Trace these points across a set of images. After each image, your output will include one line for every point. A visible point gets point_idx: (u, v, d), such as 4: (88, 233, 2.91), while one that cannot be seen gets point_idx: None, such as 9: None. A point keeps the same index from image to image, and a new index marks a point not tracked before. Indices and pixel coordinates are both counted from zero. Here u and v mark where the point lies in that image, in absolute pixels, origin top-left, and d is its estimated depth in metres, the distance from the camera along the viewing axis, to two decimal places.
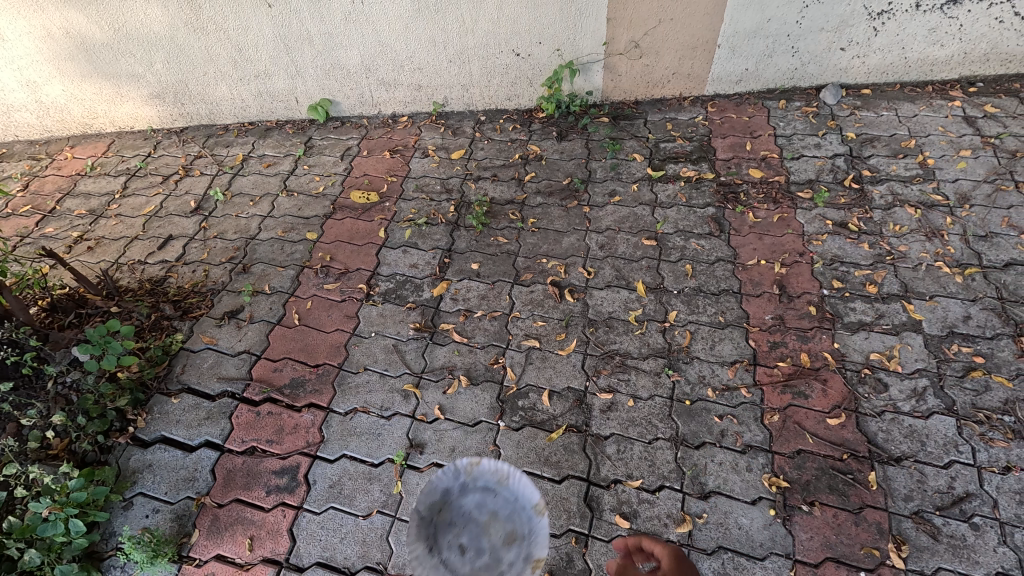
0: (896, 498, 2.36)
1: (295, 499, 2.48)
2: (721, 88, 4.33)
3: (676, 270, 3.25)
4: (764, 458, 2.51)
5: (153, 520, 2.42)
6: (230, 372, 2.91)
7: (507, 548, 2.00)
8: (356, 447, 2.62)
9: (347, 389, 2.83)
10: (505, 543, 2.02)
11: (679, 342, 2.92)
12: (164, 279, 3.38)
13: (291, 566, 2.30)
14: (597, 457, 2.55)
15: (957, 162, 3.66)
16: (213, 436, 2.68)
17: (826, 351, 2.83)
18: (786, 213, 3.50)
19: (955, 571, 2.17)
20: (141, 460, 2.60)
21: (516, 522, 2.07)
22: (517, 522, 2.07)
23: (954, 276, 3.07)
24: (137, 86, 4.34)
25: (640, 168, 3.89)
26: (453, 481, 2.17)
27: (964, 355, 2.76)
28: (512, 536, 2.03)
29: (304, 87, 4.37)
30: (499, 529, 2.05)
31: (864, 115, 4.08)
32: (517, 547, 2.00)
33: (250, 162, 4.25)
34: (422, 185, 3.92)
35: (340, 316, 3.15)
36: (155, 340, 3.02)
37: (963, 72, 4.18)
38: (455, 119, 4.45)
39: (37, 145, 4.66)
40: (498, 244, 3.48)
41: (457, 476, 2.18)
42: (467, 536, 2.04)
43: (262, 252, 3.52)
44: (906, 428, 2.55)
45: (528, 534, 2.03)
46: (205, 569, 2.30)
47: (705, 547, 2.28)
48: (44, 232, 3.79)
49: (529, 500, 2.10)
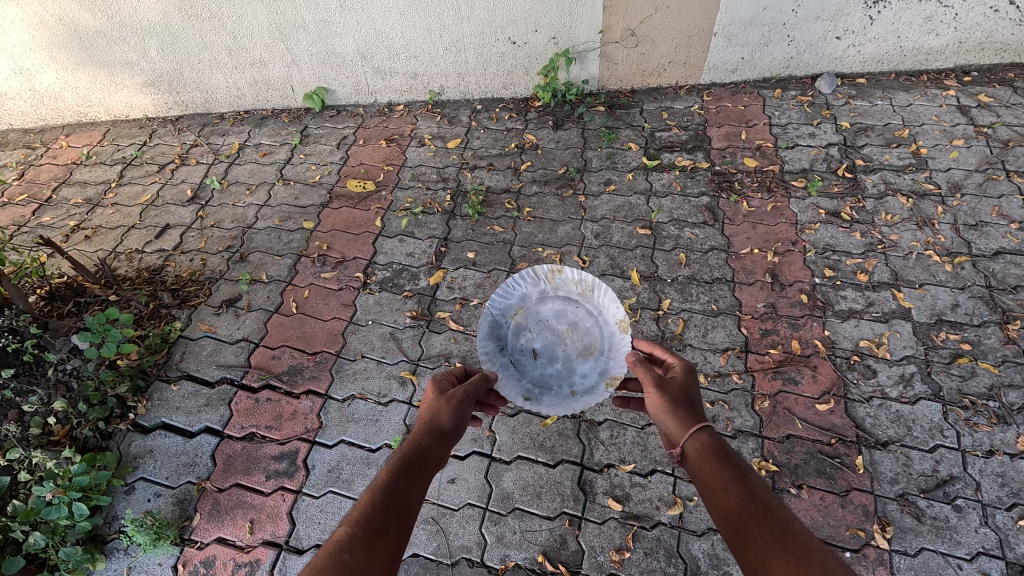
0: (882, 482, 2.42)
1: (294, 483, 2.52)
2: (717, 77, 4.34)
3: (670, 258, 3.28)
4: (754, 443, 2.56)
5: (155, 504, 2.47)
6: (228, 360, 2.94)
7: (584, 360, 2.26)
8: (354, 433, 2.67)
9: (344, 377, 2.86)
10: (581, 354, 2.27)
11: (672, 330, 2.96)
12: (161, 268, 3.39)
13: (291, 548, 2.35)
14: (591, 442, 2.60)
15: (950, 151, 3.68)
16: (213, 422, 2.72)
17: (816, 339, 2.87)
18: (780, 202, 3.52)
19: (937, 551, 2.24)
20: (142, 446, 2.65)
21: (595, 335, 2.27)
22: (592, 337, 2.28)
23: (944, 265, 3.11)
24: (132, 74, 4.32)
25: (635, 158, 3.90)
26: (535, 291, 2.33)
27: (951, 342, 2.81)
28: (588, 349, 2.27)
29: (299, 76, 4.35)
30: (576, 342, 2.28)
31: (859, 104, 4.09)
32: (592, 360, 2.25)
33: (246, 151, 4.24)
34: (418, 174, 3.93)
35: (337, 304, 3.18)
36: (153, 328, 3.05)
37: (958, 61, 4.19)
38: (451, 108, 4.45)
39: (32, 134, 4.64)
40: (494, 233, 3.50)
41: (538, 285, 2.33)
42: (542, 343, 2.28)
43: (259, 241, 3.53)
44: (893, 413, 2.61)
45: (606, 349, 2.25)
46: (206, 551, 2.35)
47: (695, 529, 2.34)
48: (41, 221, 3.79)
49: (612, 316, 2.26)
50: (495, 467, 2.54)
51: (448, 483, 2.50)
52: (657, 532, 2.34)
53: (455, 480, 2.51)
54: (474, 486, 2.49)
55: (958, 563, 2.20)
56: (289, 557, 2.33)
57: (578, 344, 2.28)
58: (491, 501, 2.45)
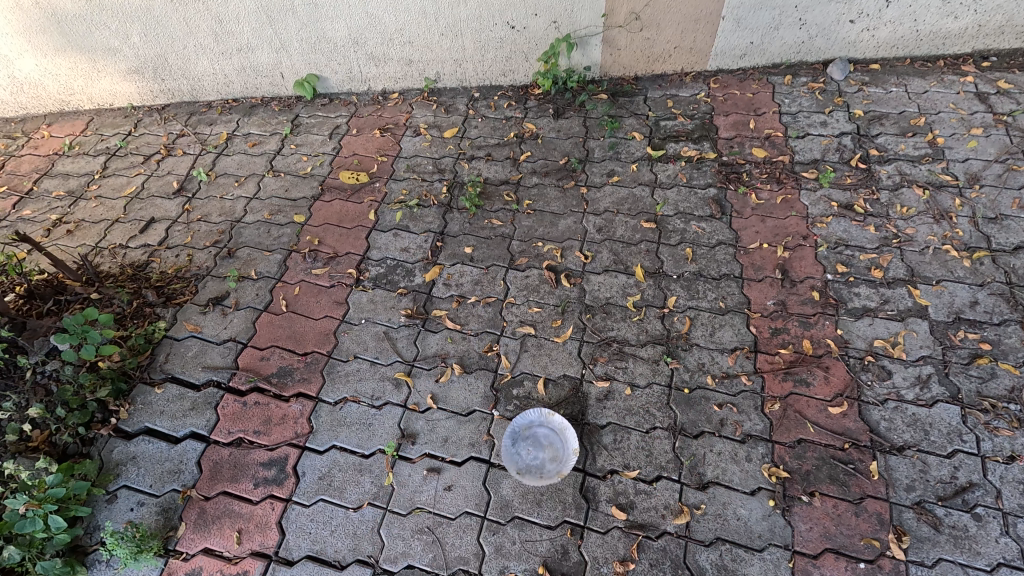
0: (898, 488, 2.31)
1: (284, 491, 2.42)
2: (725, 63, 4.17)
3: (675, 254, 3.15)
4: (764, 448, 2.45)
5: (138, 514, 2.37)
6: (215, 361, 2.82)
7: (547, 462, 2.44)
8: (346, 438, 2.55)
9: (336, 378, 2.75)
10: (549, 458, 2.44)
11: (678, 329, 2.84)
12: (146, 264, 3.26)
13: (280, 559, 2.25)
14: (593, 448, 2.49)
15: (968, 141, 3.53)
16: (199, 427, 2.61)
17: (829, 338, 2.75)
18: (790, 194, 3.38)
19: (956, 562, 2.14)
20: (125, 452, 2.54)
21: (560, 445, 2.46)
22: (563, 448, 2.45)
23: (962, 260, 2.98)
24: (114, 60, 4.15)
25: (639, 148, 3.75)
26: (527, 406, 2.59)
27: (970, 342, 2.69)
28: (553, 455, 2.45)
29: (289, 62, 4.18)
30: (548, 447, 2.47)
31: (873, 91, 3.93)
32: (554, 464, 2.42)
33: (235, 141, 4.09)
34: (413, 165, 3.78)
35: (329, 302, 3.05)
36: (137, 328, 2.92)
37: (976, 46, 4.02)
38: (448, 96, 4.28)
39: (13, 123, 4.48)
40: (493, 227, 3.36)
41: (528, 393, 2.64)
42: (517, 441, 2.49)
43: (248, 235, 3.40)
44: (909, 416, 2.49)
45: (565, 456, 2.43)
46: (192, 563, 2.25)
47: (702, 539, 2.24)
48: (22, 215, 3.65)
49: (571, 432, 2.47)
50: (493, 473, 2.43)
51: (444, 491, 2.39)
52: (663, 542, 2.23)
53: (452, 488, 2.40)
54: (472, 494, 2.38)
55: (978, 575, 2.11)
56: (278, 569, 2.23)
57: (550, 450, 2.46)
58: (489, 510, 2.34)
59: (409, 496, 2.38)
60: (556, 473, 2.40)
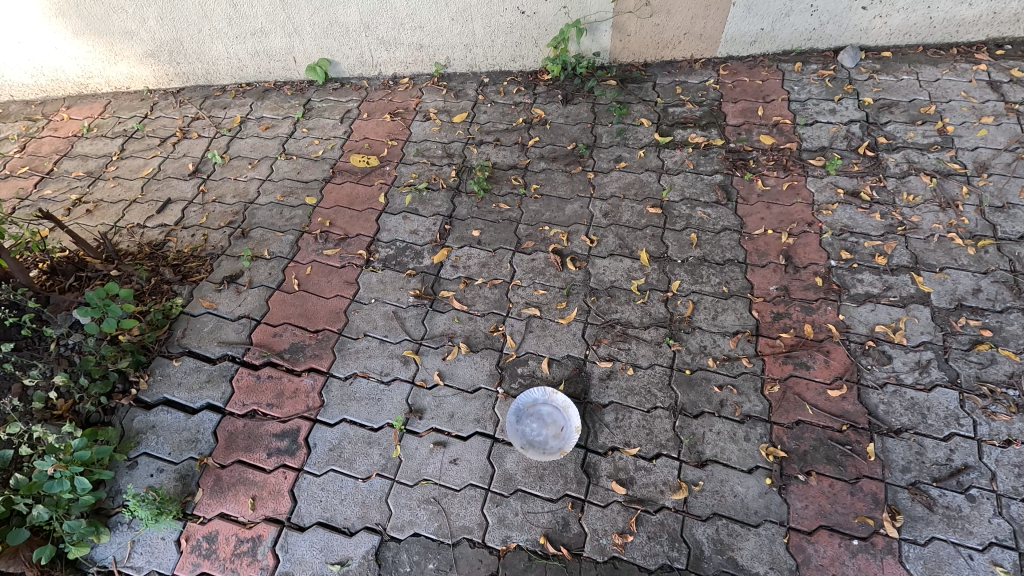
0: (894, 470, 2.36)
1: (295, 461, 2.51)
2: (734, 50, 4.16)
3: (681, 239, 3.19)
4: (762, 428, 2.50)
5: (157, 479, 2.48)
6: (230, 337, 2.91)
7: (552, 440, 2.50)
8: (356, 412, 2.64)
9: (346, 355, 2.83)
10: (553, 436, 2.51)
11: (681, 312, 2.88)
12: (163, 243, 3.35)
13: (292, 525, 2.35)
14: (595, 425, 2.55)
15: (978, 129, 3.52)
16: (214, 399, 2.71)
17: (830, 323, 2.79)
18: (796, 181, 3.40)
19: (948, 541, 2.18)
20: (145, 421, 2.64)
21: (563, 421, 2.53)
22: (566, 425, 2.52)
23: (967, 248, 2.99)
24: (130, 44, 4.23)
25: (647, 134, 3.77)
26: (530, 386, 2.63)
27: (971, 328, 2.71)
28: (557, 433, 2.52)
29: (302, 46, 4.23)
30: (552, 426, 2.53)
31: (883, 79, 3.92)
32: (558, 441, 2.49)
33: (248, 124, 4.16)
34: (422, 149, 3.83)
35: (340, 282, 3.13)
36: (155, 304, 3.02)
37: (990, 33, 3.99)
38: (458, 81, 4.32)
39: (32, 106, 4.57)
40: (500, 211, 3.41)
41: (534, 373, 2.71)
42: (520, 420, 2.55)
43: (261, 216, 3.48)
44: (907, 400, 2.53)
45: (568, 432, 2.50)
46: (208, 527, 2.36)
47: (700, 514, 2.30)
48: (43, 194, 3.76)
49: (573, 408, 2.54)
50: (497, 448, 2.51)
51: (450, 464, 2.47)
52: (661, 516, 2.30)
53: (457, 461, 2.48)
54: (476, 467, 2.46)
55: (969, 553, 2.15)
56: (290, 534, 2.33)
57: (553, 427, 2.53)
58: (493, 482, 2.42)
59: (416, 468, 2.47)
60: (561, 450, 2.47)
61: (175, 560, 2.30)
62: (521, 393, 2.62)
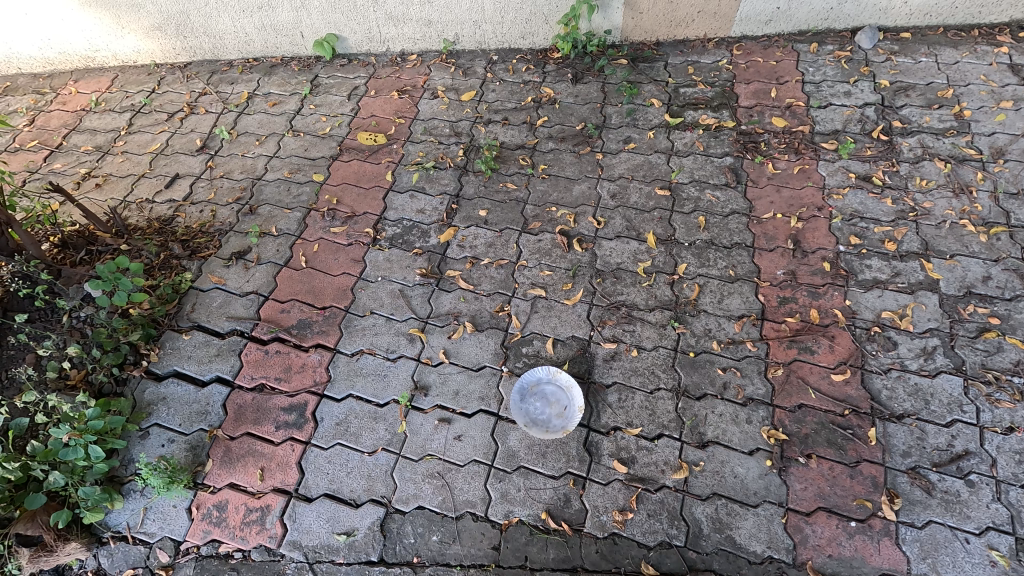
0: (894, 454, 2.37)
1: (303, 435, 2.56)
2: (749, 30, 4.09)
3: (688, 222, 3.17)
4: (764, 411, 2.51)
5: (169, 449, 2.54)
6: (239, 312, 2.95)
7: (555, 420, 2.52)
8: (362, 388, 2.68)
9: (353, 332, 2.86)
10: (556, 416, 2.53)
11: (686, 295, 2.88)
12: (171, 218, 3.37)
13: (300, 496, 2.41)
14: (598, 405, 2.57)
15: (996, 114, 3.45)
16: (224, 372, 2.75)
17: (836, 308, 2.78)
18: (807, 164, 3.36)
19: (945, 524, 2.21)
20: (156, 393, 2.70)
21: (565, 402, 2.55)
22: (568, 407, 2.54)
23: (979, 235, 2.96)
24: (137, 16, 4.20)
25: (657, 115, 3.72)
26: (537, 370, 2.62)
27: (979, 316, 2.70)
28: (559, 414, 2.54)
29: (309, 21, 4.18)
30: (555, 407, 2.55)
31: (901, 61, 3.83)
32: (559, 421, 2.52)
33: (255, 101, 4.14)
34: (430, 127, 3.80)
35: (347, 260, 3.14)
36: (165, 278, 3.06)
37: (1013, 15, 3.90)
38: (466, 59, 4.26)
39: (40, 79, 4.55)
40: (507, 190, 3.40)
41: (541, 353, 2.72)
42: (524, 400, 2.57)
43: (269, 193, 3.48)
44: (911, 386, 2.53)
45: (570, 412, 2.53)
46: (219, 495, 2.43)
47: (700, 493, 2.33)
48: (52, 168, 3.78)
49: (575, 391, 2.55)
50: (501, 425, 2.54)
51: (454, 440, 2.51)
52: (661, 495, 2.34)
53: (461, 437, 2.52)
54: (480, 443, 2.50)
55: (965, 536, 2.18)
56: (299, 504, 2.39)
57: (556, 407, 2.55)
58: (495, 459, 2.45)
59: (420, 444, 2.51)
60: (562, 429, 2.49)
61: (186, 528, 2.37)
62: (526, 372, 2.64)
